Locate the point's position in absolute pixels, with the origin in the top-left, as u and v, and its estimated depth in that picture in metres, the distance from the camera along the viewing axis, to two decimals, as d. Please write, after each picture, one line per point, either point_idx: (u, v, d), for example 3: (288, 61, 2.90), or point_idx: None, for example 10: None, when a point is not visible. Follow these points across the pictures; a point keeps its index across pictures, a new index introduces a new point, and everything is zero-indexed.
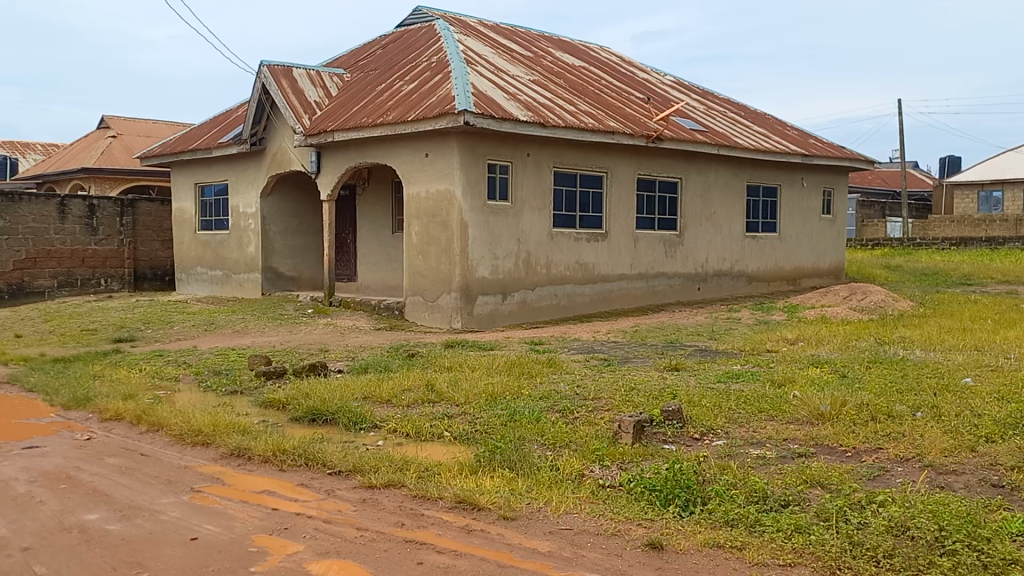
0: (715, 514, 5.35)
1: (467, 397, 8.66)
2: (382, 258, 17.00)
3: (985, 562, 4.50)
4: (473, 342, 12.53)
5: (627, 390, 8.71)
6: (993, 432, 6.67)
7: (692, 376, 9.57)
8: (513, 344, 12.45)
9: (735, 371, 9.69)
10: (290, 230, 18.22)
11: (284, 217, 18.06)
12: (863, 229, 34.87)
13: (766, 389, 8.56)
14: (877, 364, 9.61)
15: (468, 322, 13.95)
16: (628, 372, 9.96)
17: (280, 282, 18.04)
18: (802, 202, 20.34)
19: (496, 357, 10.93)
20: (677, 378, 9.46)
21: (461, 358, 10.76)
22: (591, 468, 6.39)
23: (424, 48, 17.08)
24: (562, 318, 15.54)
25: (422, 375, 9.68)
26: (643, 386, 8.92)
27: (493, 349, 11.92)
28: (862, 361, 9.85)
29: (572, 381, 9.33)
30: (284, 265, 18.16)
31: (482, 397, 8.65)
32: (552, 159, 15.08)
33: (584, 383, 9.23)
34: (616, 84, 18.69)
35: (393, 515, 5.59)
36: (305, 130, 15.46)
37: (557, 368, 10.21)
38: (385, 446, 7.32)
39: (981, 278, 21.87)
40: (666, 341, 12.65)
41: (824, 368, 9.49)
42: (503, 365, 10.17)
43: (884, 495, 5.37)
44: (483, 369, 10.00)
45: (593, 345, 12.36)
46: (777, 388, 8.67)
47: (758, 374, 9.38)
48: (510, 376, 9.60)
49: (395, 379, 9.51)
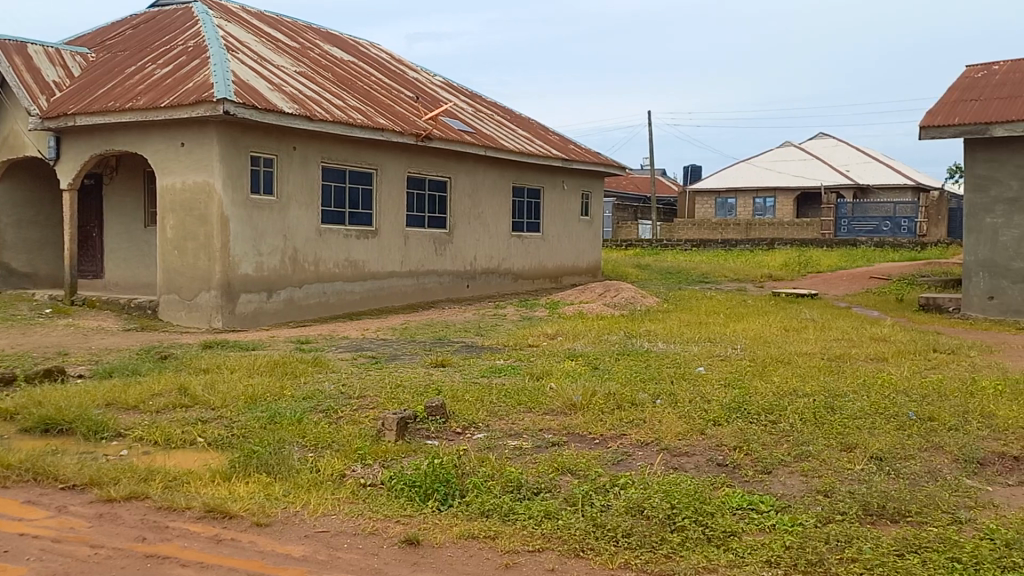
0: (472, 506, 5.49)
1: (224, 400, 8.24)
2: (133, 254, 15.80)
3: (708, 534, 4.95)
4: (233, 342, 11.89)
5: (392, 388, 8.67)
6: (720, 415, 7.38)
7: (456, 371, 9.75)
8: (278, 344, 12.00)
9: (497, 366, 9.98)
10: (25, 222, 16.50)
11: (18, 208, 16.34)
12: (620, 231, 37.29)
13: (525, 382, 8.90)
14: (626, 356, 10.30)
15: (230, 322, 13.31)
16: (395, 369, 9.94)
17: (12, 279, 16.32)
18: (564, 204, 21.36)
19: (258, 357, 10.50)
20: (441, 374, 9.57)
21: (220, 364, 10.27)
22: (352, 468, 6.31)
23: (179, 30, 16.05)
24: (331, 316, 15.25)
25: (176, 378, 9.11)
26: (408, 383, 8.92)
27: (256, 348, 11.49)
28: (612, 353, 10.51)
29: (344, 386, 9.13)
30: (17, 261, 16.43)
31: (240, 399, 8.27)
32: (320, 153, 14.72)
33: (350, 381, 9.11)
34: (386, 80, 18.63)
35: (135, 530, 5.20)
36: (40, 113, 13.98)
37: (324, 375, 9.98)
38: (129, 456, 6.80)
39: (718, 277, 24.08)
40: (435, 338, 12.77)
41: (580, 365, 9.97)
42: (265, 365, 9.78)
43: (625, 478, 5.76)
44: (243, 370, 9.59)
45: (361, 343, 12.19)
46: (535, 380, 9.05)
47: (520, 373, 9.67)
48: (271, 376, 9.27)
49: (145, 383, 8.88)
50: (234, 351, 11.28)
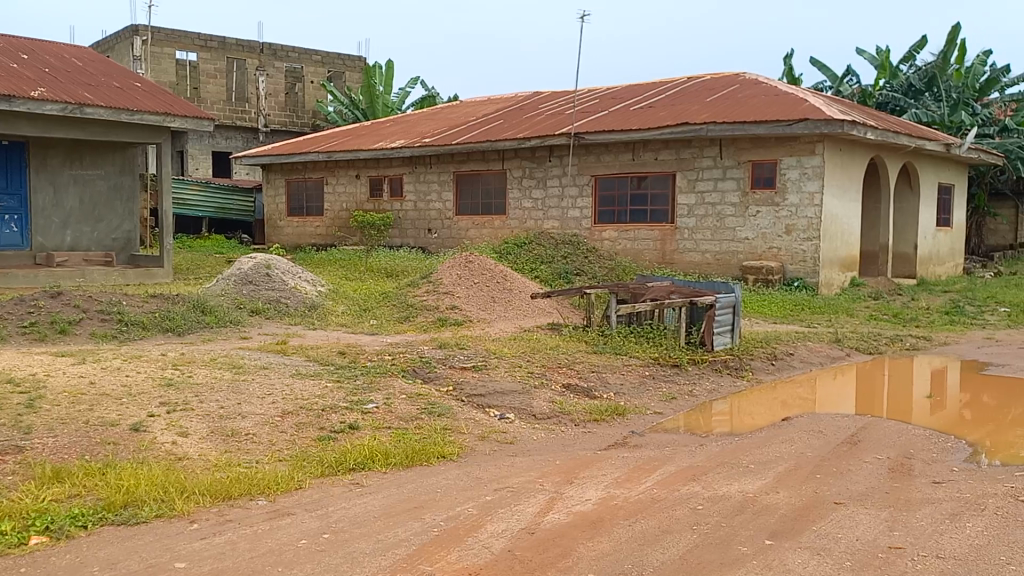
0: None
1: (121, 547, 3.53)
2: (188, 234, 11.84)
3: None
4: (258, 352, 7.22)
5: (471, 542, 3.71)
6: None
7: (603, 482, 4.59)
8: (318, 355, 7.19)
9: (700, 476, 4.72)
10: (76, 183, 12.57)
11: (66, 163, 12.42)
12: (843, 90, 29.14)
13: (826, 553, 3.57)
14: (1005, 478, 4.72)
15: (280, 326, 8.64)
16: (492, 464, 4.92)
17: (61, 250, 12.43)
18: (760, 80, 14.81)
19: (272, 402, 5.73)
20: (574, 489, 4.47)
21: (206, 420, 5.19)
22: None
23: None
24: (436, 281, 10.29)
25: (88, 449, 4.55)
26: (514, 524, 3.92)
27: (282, 365, 6.71)
28: (972, 471, 4.92)
29: (447, 472, 4.75)
30: (68, 235, 12.52)
31: (152, 548, 3.52)
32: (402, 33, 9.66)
33: (385, 501, 4.21)
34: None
35: None
36: None
37: (428, 438, 5.28)
38: None
39: (1002, 143, 16.69)
40: (556, 352, 7.58)
41: (809, 435, 5.77)
42: (271, 441, 5.01)
43: None
44: (225, 443, 4.90)
45: (455, 359, 7.12)
46: (840, 540, 3.71)
47: (730, 451, 5.33)
48: (251, 470, 4.46)
49: (32, 456, 4.41)
50: (242, 357, 7.00)
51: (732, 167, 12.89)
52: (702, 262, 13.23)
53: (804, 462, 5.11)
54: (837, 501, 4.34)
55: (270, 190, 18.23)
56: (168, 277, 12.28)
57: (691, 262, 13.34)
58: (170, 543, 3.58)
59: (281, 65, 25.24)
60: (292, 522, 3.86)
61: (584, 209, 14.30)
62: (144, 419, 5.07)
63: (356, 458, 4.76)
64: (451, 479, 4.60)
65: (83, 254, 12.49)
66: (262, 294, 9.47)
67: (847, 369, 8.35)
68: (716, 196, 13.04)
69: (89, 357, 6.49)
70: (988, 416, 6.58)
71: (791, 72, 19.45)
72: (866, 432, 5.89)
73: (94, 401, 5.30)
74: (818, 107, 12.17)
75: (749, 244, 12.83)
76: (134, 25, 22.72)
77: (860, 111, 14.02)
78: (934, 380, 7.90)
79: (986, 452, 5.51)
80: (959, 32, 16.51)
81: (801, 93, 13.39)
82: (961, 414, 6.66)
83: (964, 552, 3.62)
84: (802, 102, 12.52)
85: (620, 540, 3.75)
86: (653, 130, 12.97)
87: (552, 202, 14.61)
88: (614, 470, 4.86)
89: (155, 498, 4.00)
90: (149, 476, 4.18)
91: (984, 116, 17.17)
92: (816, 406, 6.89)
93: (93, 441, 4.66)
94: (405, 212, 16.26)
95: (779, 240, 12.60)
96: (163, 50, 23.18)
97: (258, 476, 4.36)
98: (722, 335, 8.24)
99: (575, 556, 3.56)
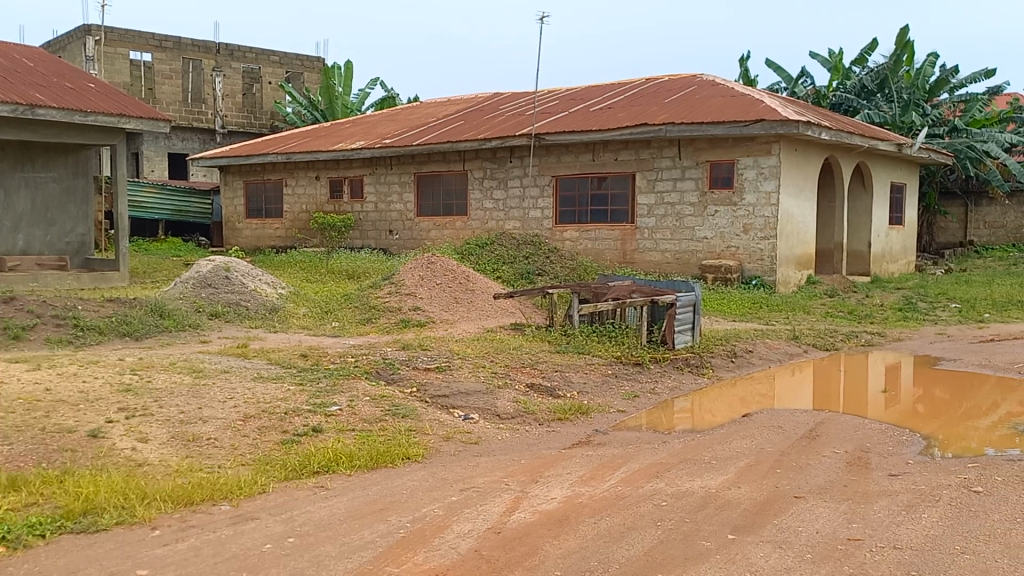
0: None
1: (81, 556, 3.46)
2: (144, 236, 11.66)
3: None
4: (218, 355, 7.12)
5: (437, 543, 3.71)
6: None
7: (569, 480, 4.63)
8: (280, 358, 7.13)
9: (664, 473, 4.78)
10: (28, 186, 12.29)
11: (18, 166, 12.15)
12: None
13: (788, 545, 3.65)
14: (957, 469, 4.85)
15: (241, 330, 8.54)
16: (457, 466, 4.93)
17: (12, 254, 12.09)
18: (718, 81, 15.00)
19: (234, 406, 5.67)
20: (540, 488, 4.50)
21: (166, 425, 5.12)
22: None
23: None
24: (399, 282, 10.25)
25: (44, 457, 4.46)
26: (480, 524, 3.93)
27: (244, 369, 6.64)
28: (925, 463, 5.05)
29: (412, 474, 4.74)
30: (20, 238, 12.20)
31: (114, 555, 3.47)
32: None
33: (350, 503, 4.19)
34: None
35: None
36: None
37: (392, 439, 5.27)
38: None
39: (950, 143, 17.09)
40: (520, 353, 7.60)
41: (768, 431, 5.87)
42: (233, 445, 4.96)
43: None
44: (185, 448, 4.84)
45: (419, 360, 7.10)
46: (801, 533, 3.78)
47: (692, 448, 5.40)
48: (213, 475, 4.41)
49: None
50: (201, 360, 6.91)
51: (691, 168, 13.04)
52: (662, 261, 13.36)
53: (764, 457, 5.20)
54: (797, 495, 4.43)
55: (228, 191, 18.00)
56: (123, 281, 12.06)
57: (651, 261, 13.47)
58: (132, 550, 3.53)
59: (238, 66, 24.92)
60: (257, 526, 3.83)
61: (545, 209, 14.35)
62: (103, 425, 4.99)
63: (320, 461, 4.73)
64: (416, 480, 4.61)
65: (37, 258, 12.19)
66: (222, 297, 9.36)
67: (805, 366, 8.49)
68: (675, 196, 13.18)
69: (44, 363, 6.36)
70: (940, 409, 6.75)
71: (746, 73, 19.72)
72: (824, 427, 6.00)
73: (51, 408, 5.21)
74: (773, 108, 12.37)
75: (708, 243, 13.00)
76: (86, 24, 22.28)
77: (815, 112, 14.31)
78: (889, 375, 8.07)
79: (939, 445, 5.65)
80: (908, 34, 16.87)
81: (757, 94, 13.60)
82: (914, 408, 6.83)
83: (919, 542, 3.72)
84: (758, 103, 12.72)
85: (585, 537, 3.78)
86: (613, 131, 13.07)
87: (513, 203, 14.64)
88: (578, 468, 4.90)
89: (115, 505, 3.94)
90: (109, 483, 4.11)
91: (934, 116, 17.52)
92: (776, 402, 7.00)
93: (50, 448, 4.57)
94: (365, 213, 16.18)
95: (737, 239, 12.78)
96: (116, 50, 22.77)
97: (220, 481, 4.32)
98: (683, 333, 8.33)
99: (542, 555, 3.58)
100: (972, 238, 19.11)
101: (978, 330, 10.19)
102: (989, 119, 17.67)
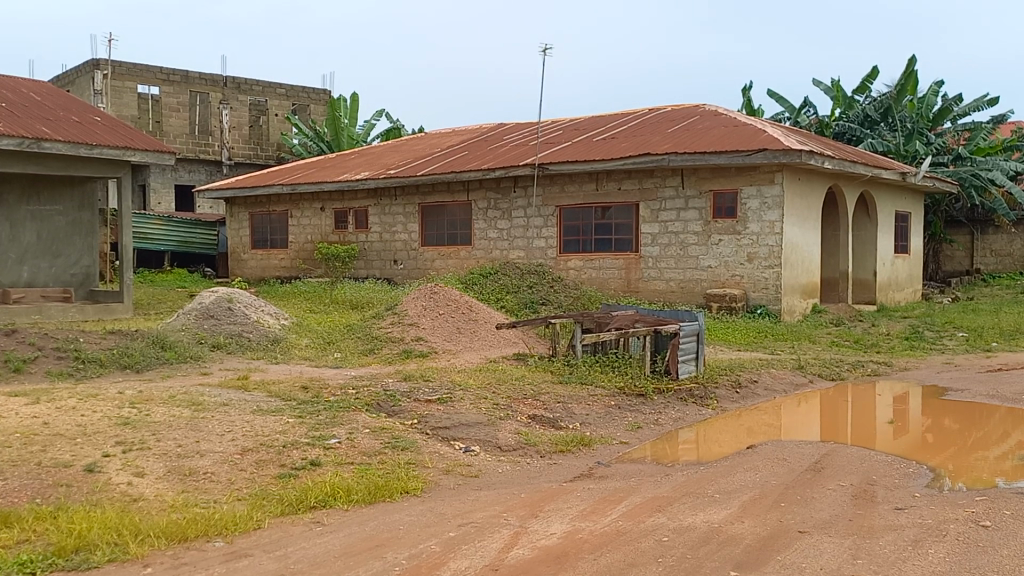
0: None
1: None
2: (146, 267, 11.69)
3: None
4: (218, 388, 7.07)
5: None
6: None
7: (569, 515, 4.56)
8: (279, 391, 7.08)
9: (665, 508, 4.70)
10: (34, 218, 12.38)
11: (23, 199, 12.24)
12: None
13: None
14: (967, 502, 4.75)
15: (242, 361, 8.51)
16: (455, 502, 4.86)
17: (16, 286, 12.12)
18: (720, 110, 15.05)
19: (232, 440, 5.62)
20: (539, 523, 4.43)
21: (163, 459, 5.08)
22: None
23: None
24: (400, 313, 10.23)
25: (36, 494, 4.41)
26: (478, 560, 3.87)
27: (243, 402, 6.59)
28: (933, 496, 4.96)
29: (410, 509, 4.68)
30: (25, 271, 12.24)
31: None
32: None
33: (345, 540, 4.13)
34: None
35: None
36: None
37: (390, 473, 5.22)
38: None
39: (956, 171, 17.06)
40: (520, 384, 7.54)
41: (772, 463, 5.78)
42: (227, 480, 4.91)
43: None
44: (180, 483, 4.79)
45: (418, 392, 7.05)
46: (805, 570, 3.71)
47: (695, 481, 5.32)
48: (207, 510, 4.36)
49: None
50: (200, 393, 6.87)
51: (694, 197, 13.04)
52: (667, 290, 13.32)
53: (768, 490, 5.11)
54: (801, 530, 4.35)
55: (234, 222, 18.08)
56: (127, 313, 12.07)
57: (655, 290, 13.43)
58: None
59: (245, 98, 25.16)
60: (250, 564, 3.78)
61: (549, 239, 14.35)
62: (99, 460, 4.96)
63: (317, 496, 4.68)
64: (414, 515, 4.55)
65: (41, 290, 12.21)
66: (224, 329, 9.34)
67: (811, 396, 8.39)
68: (678, 225, 13.17)
69: (42, 397, 6.33)
70: (949, 440, 6.65)
71: (750, 102, 19.78)
72: (829, 459, 5.91)
73: (47, 442, 5.17)
74: (776, 137, 12.37)
75: (712, 272, 12.95)
76: (95, 59, 22.55)
77: (818, 141, 14.27)
78: (896, 406, 7.98)
79: (948, 476, 5.55)
80: (914, 64, 16.93)
81: (761, 124, 13.61)
82: (923, 438, 6.74)
83: None
84: (761, 133, 12.73)
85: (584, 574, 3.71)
86: (616, 160, 13.10)
87: (518, 232, 14.65)
88: (579, 502, 4.83)
89: (108, 542, 3.89)
90: (102, 519, 4.07)
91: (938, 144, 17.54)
92: (781, 433, 6.91)
93: (44, 484, 4.53)
94: (370, 244, 16.21)
95: (741, 268, 12.74)
96: (124, 84, 23.02)
97: (215, 516, 4.27)
98: (687, 363, 8.25)
99: None
100: (979, 266, 19.00)
101: (986, 359, 10.09)
102: (993, 147, 17.64)
